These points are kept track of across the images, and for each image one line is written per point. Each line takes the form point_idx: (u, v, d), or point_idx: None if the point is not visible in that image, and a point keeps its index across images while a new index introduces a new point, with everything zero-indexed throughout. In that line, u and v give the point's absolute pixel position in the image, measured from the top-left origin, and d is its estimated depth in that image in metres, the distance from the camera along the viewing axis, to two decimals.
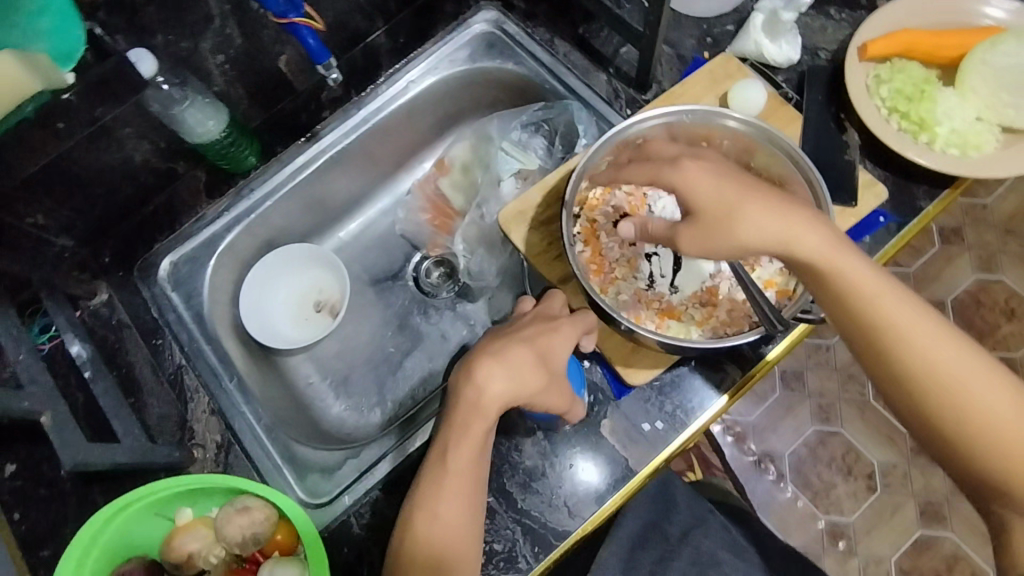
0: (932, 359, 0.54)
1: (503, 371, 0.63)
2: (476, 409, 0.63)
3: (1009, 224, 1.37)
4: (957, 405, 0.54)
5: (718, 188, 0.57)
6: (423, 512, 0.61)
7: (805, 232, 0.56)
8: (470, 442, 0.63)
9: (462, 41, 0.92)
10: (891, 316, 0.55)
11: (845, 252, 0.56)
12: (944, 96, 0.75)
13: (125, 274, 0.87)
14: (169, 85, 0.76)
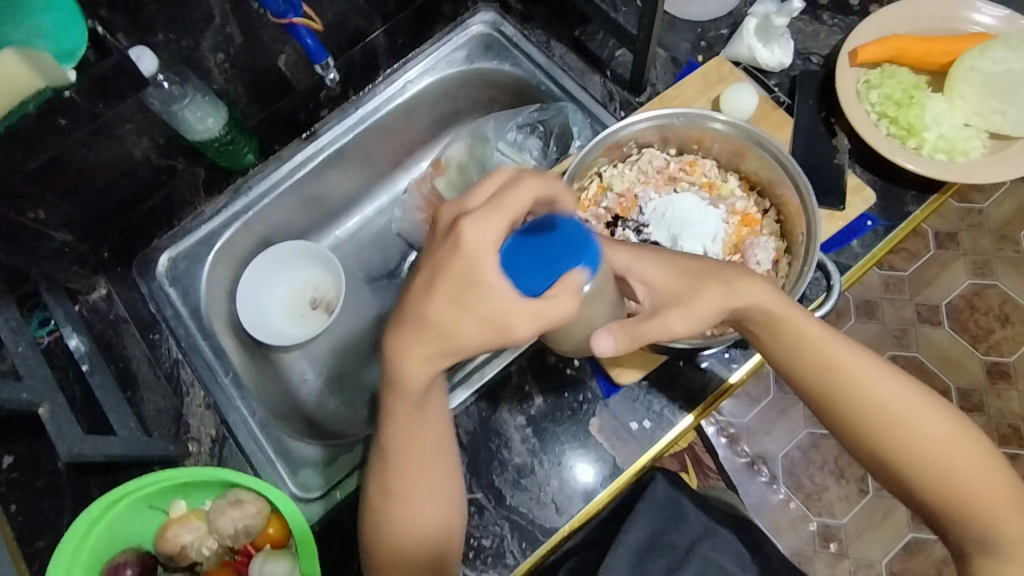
0: (878, 397, 0.58)
1: (415, 349, 0.50)
2: (405, 392, 0.54)
3: (1004, 229, 1.38)
4: (910, 445, 0.58)
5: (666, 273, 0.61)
6: (384, 495, 0.59)
7: (755, 294, 0.60)
8: (404, 416, 0.56)
9: (460, 42, 0.93)
10: (835, 363, 0.59)
11: (790, 311, 0.60)
12: (933, 101, 0.77)
13: (123, 269, 0.88)
14: (170, 83, 0.76)
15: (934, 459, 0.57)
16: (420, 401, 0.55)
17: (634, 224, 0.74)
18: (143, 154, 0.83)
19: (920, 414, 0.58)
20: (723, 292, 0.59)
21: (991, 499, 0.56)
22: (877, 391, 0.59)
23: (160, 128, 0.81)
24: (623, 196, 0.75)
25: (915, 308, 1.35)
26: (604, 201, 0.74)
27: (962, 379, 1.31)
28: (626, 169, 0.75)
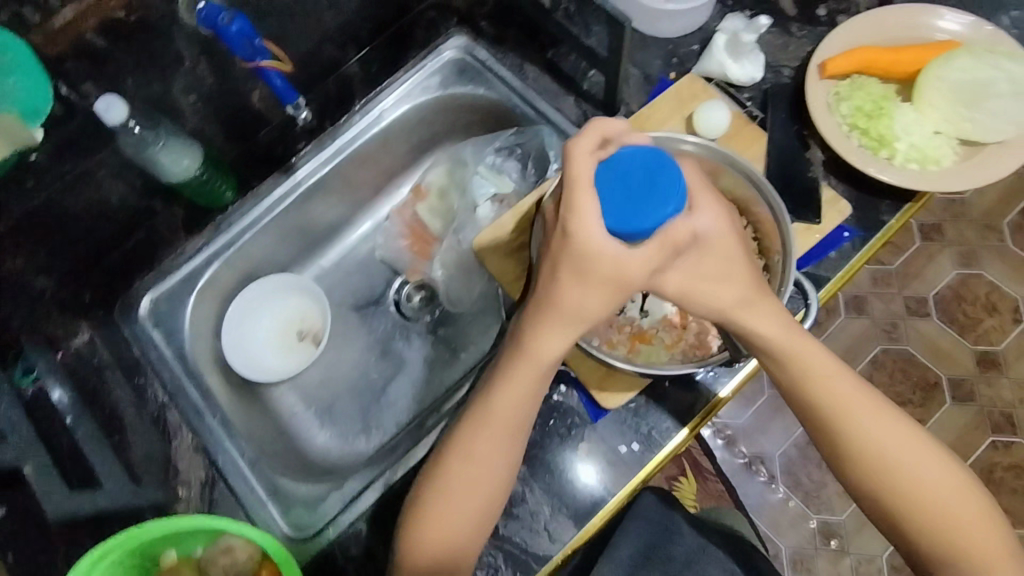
0: (879, 439, 0.60)
1: (549, 317, 0.60)
2: (532, 358, 0.62)
3: (989, 218, 1.39)
4: (905, 485, 0.59)
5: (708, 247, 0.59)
6: (463, 457, 0.63)
7: (769, 322, 0.61)
8: (516, 384, 0.62)
9: (434, 67, 0.93)
10: (840, 396, 0.62)
11: (803, 339, 0.62)
12: (902, 111, 0.77)
13: (105, 313, 0.87)
14: (142, 128, 0.76)
15: (925, 507, 0.59)
16: (538, 372, 0.62)
17: None
18: (119, 200, 0.82)
19: (917, 460, 0.60)
20: (744, 278, 0.60)
21: (974, 550, 0.58)
22: (879, 432, 0.61)
23: (135, 170, 0.80)
24: None
25: (903, 301, 1.36)
26: None
27: (952, 370, 1.32)
28: None
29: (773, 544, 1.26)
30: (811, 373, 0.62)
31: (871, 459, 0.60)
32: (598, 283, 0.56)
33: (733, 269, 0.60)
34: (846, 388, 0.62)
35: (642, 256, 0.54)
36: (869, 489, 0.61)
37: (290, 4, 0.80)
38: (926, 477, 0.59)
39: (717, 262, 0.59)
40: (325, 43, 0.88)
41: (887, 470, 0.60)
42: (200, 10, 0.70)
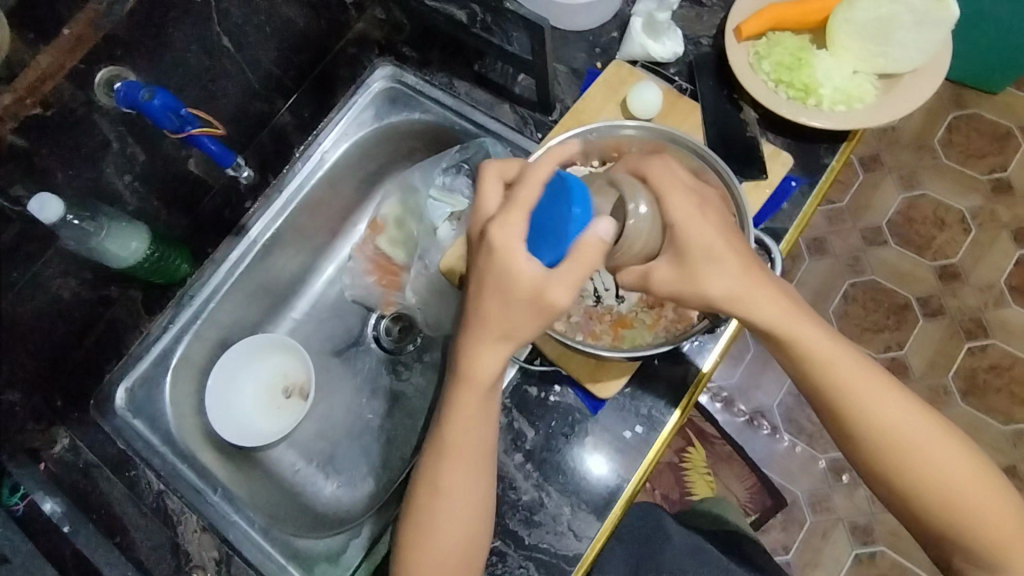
0: (883, 417, 0.60)
1: (480, 336, 0.59)
2: (471, 380, 0.61)
3: (920, 140, 1.45)
4: (908, 461, 0.60)
5: (700, 233, 0.59)
6: (430, 489, 0.63)
7: (766, 307, 0.60)
8: (465, 409, 0.62)
9: (365, 101, 0.92)
10: (845, 375, 0.61)
11: (804, 318, 0.61)
12: (820, 58, 0.80)
13: (81, 413, 0.85)
14: (81, 220, 0.73)
15: (930, 485, 0.60)
16: (482, 395, 0.62)
17: None
18: (72, 294, 0.79)
19: (923, 440, 0.60)
20: (733, 267, 0.59)
21: (974, 520, 0.59)
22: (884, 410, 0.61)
23: (84, 263, 0.78)
24: None
25: (860, 234, 1.40)
26: None
27: (917, 289, 1.37)
28: None
29: (789, 491, 1.29)
30: (815, 350, 0.61)
31: (876, 437, 0.61)
32: (520, 308, 0.57)
33: (722, 260, 0.59)
34: (850, 363, 0.61)
35: (563, 271, 0.56)
36: (874, 469, 0.62)
37: (207, 67, 0.80)
38: (929, 454, 0.60)
39: (701, 254, 0.59)
40: (250, 98, 0.88)
41: (889, 449, 0.60)
42: (118, 90, 0.69)
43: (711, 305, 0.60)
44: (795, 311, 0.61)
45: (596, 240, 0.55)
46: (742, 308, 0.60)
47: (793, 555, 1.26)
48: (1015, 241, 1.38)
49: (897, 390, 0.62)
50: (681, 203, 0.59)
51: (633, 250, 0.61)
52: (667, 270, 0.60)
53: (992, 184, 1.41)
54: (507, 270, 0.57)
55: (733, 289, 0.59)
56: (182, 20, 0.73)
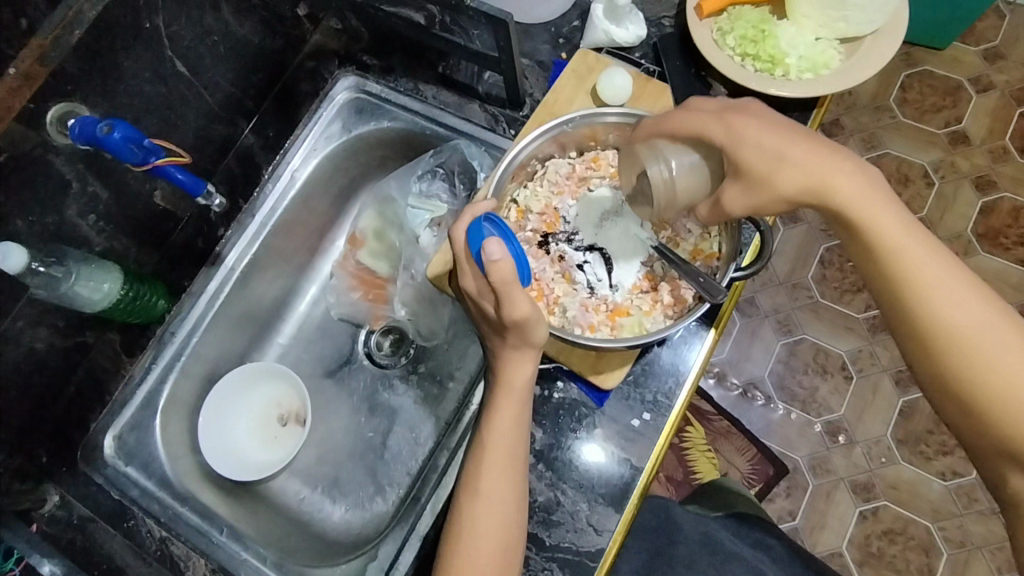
0: (958, 313, 0.53)
1: (511, 348, 0.63)
2: (507, 385, 0.64)
3: (877, 101, 1.48)
4: (977, 364, 0.53)
5: (764, 140, 0.56)
6: (469, 492, 0.64)
7: (837, 181, 0.56)
8: (503, 412, 0.64)
9: (331, 114, 0.90)
10: (918, 262, 0.55)
11: (882, 201, 0.56)
12: (783, 28, 0.81)
13: (71, 467, 0.81)
14: (47, 266, 0.71)
15: (1005, 395, 0.52)
16: (517, 401, 0.64)
17: (564, 236, 0.74)
18: (47, 344, 0.76)
19: (1003, 346, 0.52)
20: (804, 159, 0.56)
21: None
22: (960, 308, 0.54)
23: (56, 311, 0.75)
24: (545, 213, 0.75)
25: None
26: (527, 224, 0.74)
27: None
28: (537, 186, 0.75)
29: (790, 458, 1.30)
30: (890, 232, 0.55)
31: (954, 340, 0.53)
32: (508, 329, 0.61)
33: (787, 158, 0.56)
34: (929, 253, 0.55)
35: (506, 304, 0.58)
36: (936, 369, 0.55)
37: (163, 94, 0.77)
38: (1009, 363, 0.52)
39: (761, 159, 0.57)
40: (212, 121, 0.85)
41: (961, 349, 0.53)
42: (73, 127, 0.66)
43: (783, 205, 0.58)
44: (874, 192, 0.56)
45: (490, 267, 0.56)
46: (816, 193, 0.57)
47: (800, 520, 1.28)
48: (977, 190, 1.42)
49: (983, 293, 0.54)
50: (720, 130, 0.58)
51: (692, 195, 0.63)
52: (738, 193, 0.59)
53: (949, 137, 1.45)
54: (488, 312, 0.62)
55: (804, 182, 0.56)
56: (132, 49, 0.71)
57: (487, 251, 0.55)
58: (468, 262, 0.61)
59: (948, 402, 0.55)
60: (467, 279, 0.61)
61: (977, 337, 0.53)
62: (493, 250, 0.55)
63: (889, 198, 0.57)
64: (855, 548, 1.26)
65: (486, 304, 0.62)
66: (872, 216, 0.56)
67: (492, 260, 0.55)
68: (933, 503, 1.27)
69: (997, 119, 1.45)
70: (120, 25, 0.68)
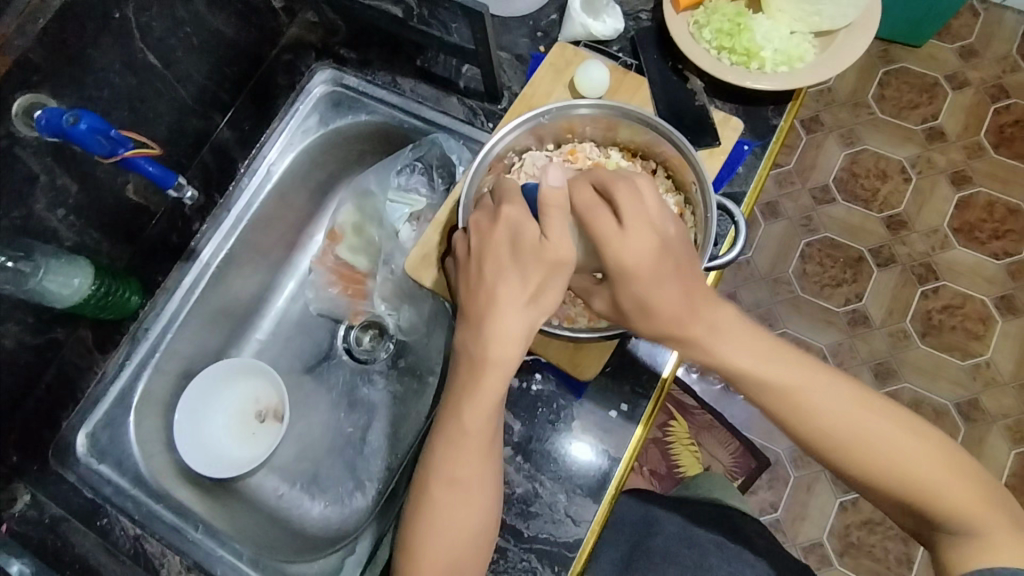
0: (836, 408, 0.60)
1: (516, 305, 0.58)
2: (493, 363, 0.58)
3: (855, 97, 1.50)
4: (864, 455, 0.59)
5: (640, 249, 0.56)
6: (445, 480, 0.61)
7: (698, 307, 0.60)
8: (483, 395, 0.59)
9: (307, 109, 0.89)
10: (784, 378, 0.60)
11: (739, 331, 0.61)
12: (758, 21, 0.81)
13: (41, 465, 0.79)
14: (15, 261, 0.69)
15: (893, 475, 0.59)
16: (500, 381, 0.59)
17: None
18: (15, 341, 0.74)
19: (877, 434, 0.59)
20: (671, 276, 0.57)
21: (946, 505, 0.58)
22: (833, 414, 0.60)
23: (24, 306, 0.73)
24: None
25: (810, 194, 1.45)
26: None
27: (869, 241, 1.42)
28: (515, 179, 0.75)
29: (771, 451, 1.32)
30: (754, 361, 0.61)
31: (836, 442, 0.60)
32: (537, 267, 0.57)
33: (654, 272, 0.56)
34: (788, 370, 0.61)
35: (557, 232, 0.56)
36: (835, 465, 0.61)
37: (134, 86, 0.76)
38: (882, 442, 0.59)
39: (640, 265, 0.56)
40: (185, 115, 0.84)
41: (846, 448, 0.60)
42: (39, 118, 0.65)
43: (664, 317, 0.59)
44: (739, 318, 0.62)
45: (552, 188, 0.57)
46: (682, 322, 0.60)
47: (781, 512, 1.29)
48: (953, 185, 1.44)
49: (847, 383, 0.62)
50: (608, 222, 0.56)
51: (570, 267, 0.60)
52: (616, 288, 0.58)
53: (926, 133, 1.47)
54: (523, 241, 0.58)
55: (678, 301, 0.58)
56: (100, 39, 0.69)
57: (552, 173, 0.57)
58: (518, 194, 0.60)
59: (858, 486, 0.61)
60: (511, 206, 0.59)
61: (853, 436, 0.59)
62: (556, 177, 0.57)
63: (741, 320, 0.62)
64: (835, 539, 1.28)
65: (527, 232, 0.58)
66: (745, 338, 0.61)
67: (556, 184, 0.57)
68: None
69: (972, 116, 1.47)
70: (88, 15, 0.67)
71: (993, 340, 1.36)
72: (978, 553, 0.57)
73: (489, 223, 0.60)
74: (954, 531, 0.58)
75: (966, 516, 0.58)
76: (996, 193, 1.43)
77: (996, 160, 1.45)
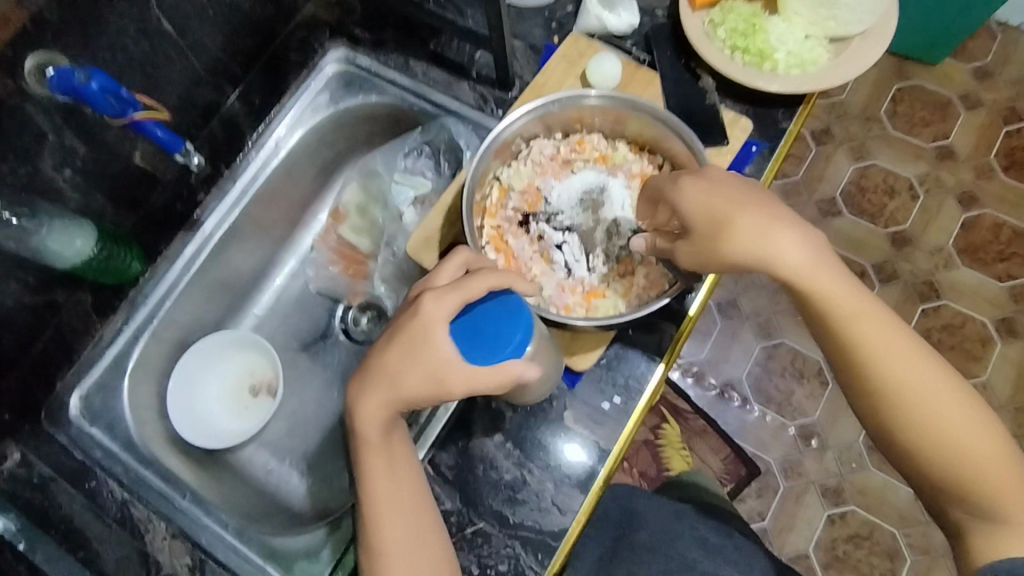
0: (900, 360, 0.58)
1: (389, 397, 0.60)
2: (369, 444, 0.62)
3: (868, 111, 1.49)
4: (925, 411, 0.58)
5: (707, 202, 0.60)
6: (369, 551, 0.62)
7: (784, 241, 0.58)
8: (376, 468, 0.62)
9: (318, 86, 0.90)
10: (862, 322, 0.58)
11: (825, 266, 0.59)
12: (774, 23, 0.81)
13: (33, 425, 0.79)
14: (20, 218, 0.70)
15: (948, 435, 0.57)
16: (382, 452, 0.62)
17: (545, 217, 0.75)
18: (14, 299, 0.74)
19: (940, 393, 0.58)
20: (760, 218, 0.58)
21: (989, 479, 0.57)
22: (903, 366, 0.58)
23: (26, 265, 0.74)
24: (526, 193, 0.75)
25: (816, 206, 1.44)
26: (509, 202, 0.75)
27: (872, 256, 1.41)
28: (521, 166, 0.75)
29: (762, 460, 1.32)
30: (836, 295, 0.58)
31: (899, 395, 0.58)
32: (422, 381, 0.59)
33: (733, 222, 0.58)
34: (869, 311, 0.59)
35: (470, 372, 0.58)
36: (891, 423, 0.59)
37: (147, 53, 0.76)
38: (943, 402, 0.58)
39: (707, 222, 0.60)
40: (196, 85, 0.84)
41: (909, 403, 0.58)
42: (51, 77, 0.65)
43: (752, 261, 0.58)
44: (822, 265, 0.58)
45: (518, 372, 0.58)
46: (764, 258, 0.58)
47: (769, 521, 1.29)
48: (961, 205, 1.44)
49: (919, 350, 0.59)
50: (671, 187, 0.64)
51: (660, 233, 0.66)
52: (687, 246, 0.61)
53: (937, 151, 1.47)
54: (427, 350, 0.59)
55: (755, 248, 0.58)
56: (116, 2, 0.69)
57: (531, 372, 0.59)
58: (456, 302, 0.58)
59: (901, 452, 0.60)
60: (443, 302, 0.59)
61: (915, 392, 0.58)
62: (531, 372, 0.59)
63: (829, 257, 0.60)
64: (822, 551, 1.28)
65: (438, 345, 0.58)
66: (822, 278, 0.58)
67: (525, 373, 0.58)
68: (900, 510, 1.28)
69: (983, 136, 1.47)
70: None
71: (992, 362, 1.35)
72: (1011, 537, 0.56)
73: (409, 313, 0.60)
74: (983, 516, 0.57)
75: (996, 495, 0.57)
76: (1003, 215, 1.43)
77: (1005, 183, 1.44)
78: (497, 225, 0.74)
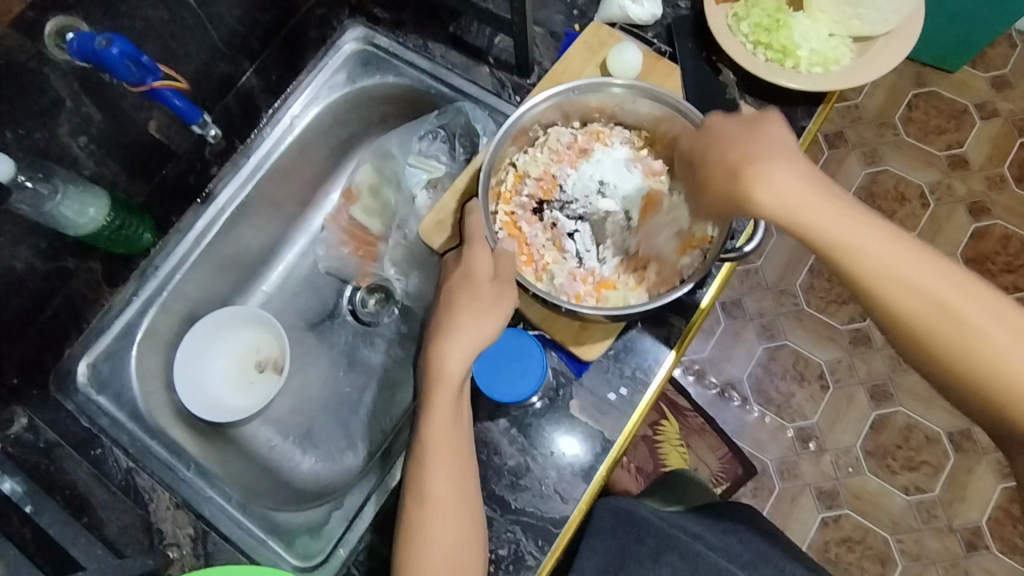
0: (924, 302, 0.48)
1: (467, 339, 0.61)
2: (443, 381, 0.61)
3: (882, 116, 1.49)
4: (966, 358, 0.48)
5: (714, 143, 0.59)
6: (418, 497, 0.62)
7: (769, 174, 0.53)
8: (442, 408, 0.62)
9: (336, 64, 0.89)
10: (878, 259, 0.49)
11: (820, 198, 0.51)
12: (798, 20, 0.80)
13: (41, 391, 0.79)
14: (34, 182, 0.69)
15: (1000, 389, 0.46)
16: (454, 395, 0.62)
17: (559, 205, 0.75)
18: (27, 265, 0.75)
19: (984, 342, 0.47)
20: (744, 153, 0.56)
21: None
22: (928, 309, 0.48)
23: (41, 230, 0.74)
24: (542, 179, 0.75)
25: None
26: (524, 188, 0.75)
27: None
28: (538, 152, 0.75)
29: (759, 460, 1.32)
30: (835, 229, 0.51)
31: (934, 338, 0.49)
32: (487, 332, 0.62)
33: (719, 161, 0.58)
34: (878, 248, 0.49)
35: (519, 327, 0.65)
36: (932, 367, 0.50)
37: (166, 22, 0.75)
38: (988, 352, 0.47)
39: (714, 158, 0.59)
40: (216, 57, 0.84)
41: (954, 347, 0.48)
42: (71, 42, 0.65)
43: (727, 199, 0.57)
44: (811, 189, 0.52)
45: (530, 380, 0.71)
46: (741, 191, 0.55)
47: None
48: (971, 215, 1.43)
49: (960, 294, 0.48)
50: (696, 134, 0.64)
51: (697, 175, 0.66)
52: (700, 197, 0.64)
53: (949, 160, 1.46)
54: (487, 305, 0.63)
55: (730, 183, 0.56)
56: None
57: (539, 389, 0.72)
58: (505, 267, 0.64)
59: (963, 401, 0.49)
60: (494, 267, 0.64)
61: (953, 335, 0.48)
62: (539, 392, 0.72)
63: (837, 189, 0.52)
64: (814, 553, 1.28)
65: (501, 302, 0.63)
66: (818, 211, 0.51)
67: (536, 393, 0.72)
68: (894, 516, 1.29)
69: (998, 146, 1.46)
70: None
71: None
72: None
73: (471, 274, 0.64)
74: None
75: None
76: (1013, 226, 1.42)
77: (1017, 194, 1.43)
78: (511, 211, 0.74)
